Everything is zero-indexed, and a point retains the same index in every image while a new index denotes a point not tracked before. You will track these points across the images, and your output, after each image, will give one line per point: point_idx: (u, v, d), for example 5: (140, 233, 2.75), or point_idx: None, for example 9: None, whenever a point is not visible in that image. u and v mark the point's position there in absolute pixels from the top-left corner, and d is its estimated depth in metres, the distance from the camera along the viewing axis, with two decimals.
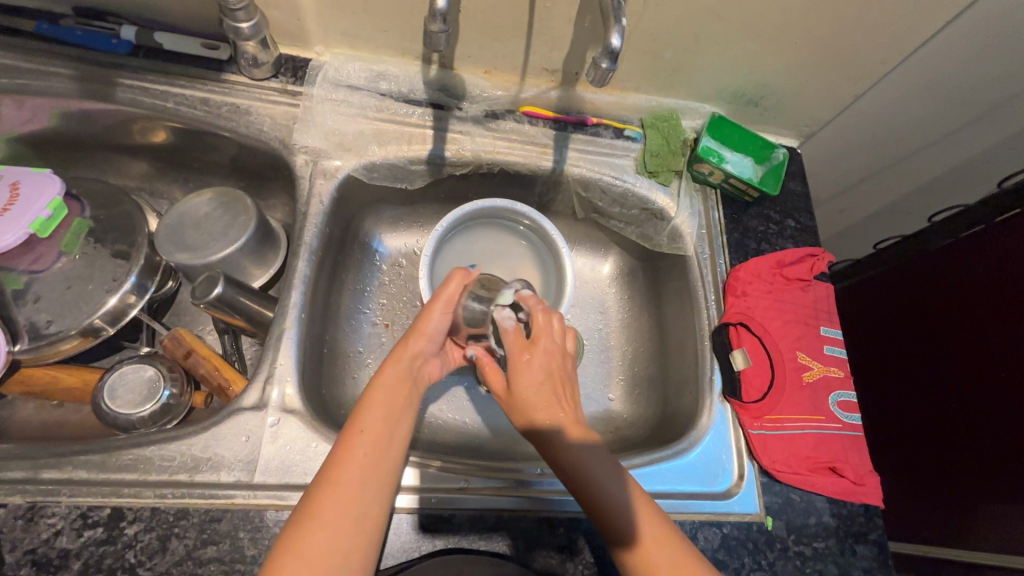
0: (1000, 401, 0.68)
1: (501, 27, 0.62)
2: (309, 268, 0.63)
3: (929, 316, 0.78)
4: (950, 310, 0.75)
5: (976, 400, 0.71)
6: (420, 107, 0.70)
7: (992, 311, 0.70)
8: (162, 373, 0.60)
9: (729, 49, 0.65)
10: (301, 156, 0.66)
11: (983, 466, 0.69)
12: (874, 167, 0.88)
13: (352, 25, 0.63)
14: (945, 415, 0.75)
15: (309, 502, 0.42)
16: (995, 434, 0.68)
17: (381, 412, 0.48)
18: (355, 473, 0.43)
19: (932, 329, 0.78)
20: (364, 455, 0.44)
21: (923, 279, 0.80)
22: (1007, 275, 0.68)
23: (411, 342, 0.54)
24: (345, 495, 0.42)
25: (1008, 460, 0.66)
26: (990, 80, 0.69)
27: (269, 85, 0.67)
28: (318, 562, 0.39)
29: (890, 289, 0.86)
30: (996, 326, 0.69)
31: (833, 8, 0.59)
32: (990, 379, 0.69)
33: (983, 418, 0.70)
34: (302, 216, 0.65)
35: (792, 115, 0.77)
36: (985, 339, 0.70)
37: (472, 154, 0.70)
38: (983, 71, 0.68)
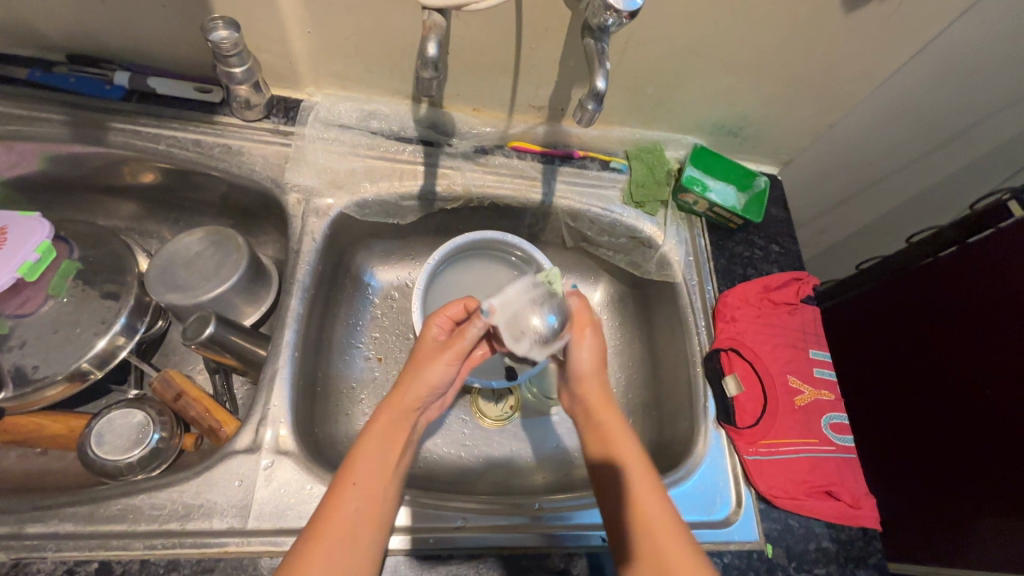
0: (998, 419, 0.68)
1: (490, 65, 0.64)
2: (303, 305, 0.62)
3: (915, 335, 0.80)
4: (937, 331, 0.77)
5: (969, 421, 0.72)
6: (411, 144, 0.71)
7: (979, 332, 0.71)
8: (151, 417, 0.59)
9: (709, 84, 0.67)
10: (292, 195, 0.66)
11: (981, 483, 0.70)
12: (853, 189, 0.91)
13: (343, 67, 0.64)
14: (940, 432, 0.75)
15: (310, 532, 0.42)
16: (991, 454, 0.69)
17: (376, 462, 0.47)
18: (344, 534, 0.43)
19: (918, 348, 0.80)
20: (356, 518, 0.44)
21: (907, 299, 0.82)
22: (989, 295, 0.70)
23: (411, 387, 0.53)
24: (338, 551, 0.42)
25: (1006, 478, 0.67)
26: (954, 105, 0.73)
27: (261, 126, 0.67)
28: None
29: (875, 307, 0.87)
30: (983, 345, 0.71)
31: (806, 45, 0.62)
32: (982, 400, 0.70)
33: (976, 438, 0.71)
34: (295, 253, 0.63)
35: (772, 145, 0.80)
36: (972, 360, 0.72)
37: (463, 189, 0.71)
38: (947, 98, 0.71)
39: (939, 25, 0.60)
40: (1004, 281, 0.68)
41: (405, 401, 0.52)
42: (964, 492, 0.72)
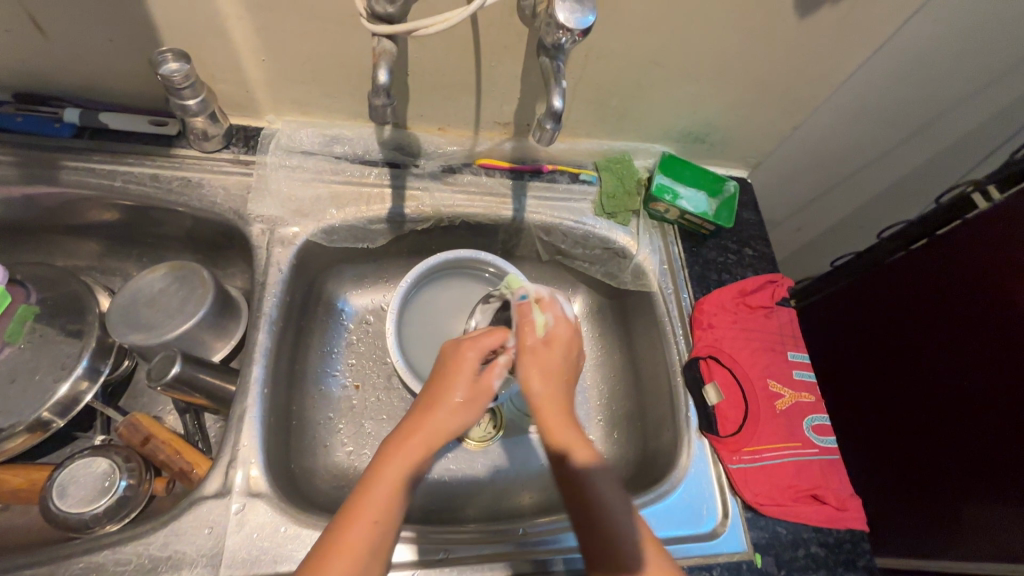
0: (986, 406, 0.68)
1: (451, 84, 0.63)
2: (271, 339, 0.60)
3: (892, 328, 0.81)
4: (912, 323, 0.78)
5: (947, 411, 0.72)
6: (376, 167, 0.69)
7: (952, 322, 0.72)
8: (117, 464, 0.57)
9: (672, 93, 0.68)
10: (256, 226, 0.64)
11: (963, 472, 0.70)
12: (823, 186, 0.92)
13: (302, 93, 0.63)
14: (928, 420, 0.75)
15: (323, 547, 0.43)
16: (970, 443, 0.69)
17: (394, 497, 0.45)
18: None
19: (895, 341, 0.80)
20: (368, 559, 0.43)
21: (882, 293, 0.83)
22: (959, 285, 0.71)
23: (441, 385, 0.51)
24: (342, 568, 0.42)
25: (987, 466, 0.67)
26: (913, 98, 0.74)
27: (221, 156, 0.65)
28: None
29: (856, 302, 0.87)
30: (957, 335, 0.71)
31: (765, 50, 0.62)
32: (958, 391, 0.71)
33: (955, 428, 0.71)
34: (260, 285, 0.61)
35: (740, 149, 0.80)
36: (947, 350, 0.72)
37: (433, 209, 0.70)
38: (906, 92, 0.72)
39: (891, 26, 0.61)
40: (974, 272, 0.69)
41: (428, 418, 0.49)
42: (953, 479, 0.71)
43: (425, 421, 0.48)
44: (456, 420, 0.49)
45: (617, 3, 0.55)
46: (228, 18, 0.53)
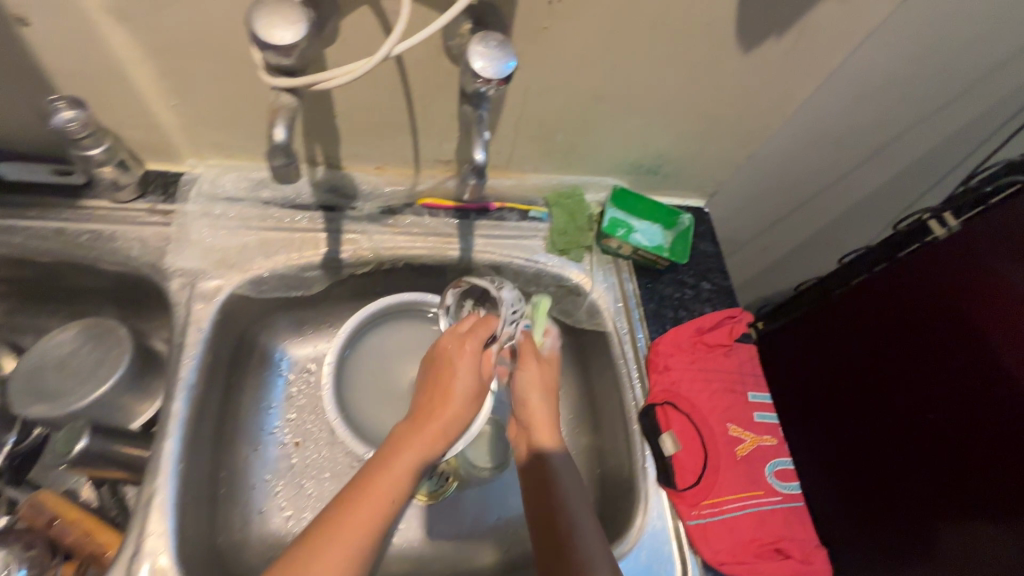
0: (945, 418, 0.64)
1: (383, 124, 0.59)
2: (188, 406, 0.55)
3: (849, 349, 0.78)
4: (868, 340, 0.75)
5: (907, 426, 0.68)
6: (309, 211, 0.65)
7: (907, 335, 0.69)
8: (14, 554, 0.52)
9: (618, 127, 0.65)
10: (175, 280, 0.59)
11: (929, 494, 0.64)
12: (781, 210, 0.90)
13: (222, 136, 0.59)
14: (901, 437, 0.68)
15: (314, 536, 0.44)
16: (931, 459, 0.64)
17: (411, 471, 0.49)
18: (351, 546, 0.44)
19: (852, 360, 0.78)
20: (372, 531, 0.45)
21: (839, 314, 0.81)
22: (910, 296, 0.69)
23: (450, 381, 0.52)
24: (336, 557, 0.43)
25: (952, 483, 0.62)
26: (865, 122, 0.72)
27: (136, 206, 0.60)
28: None
29: (826, 321, 0.83)
30: (912, 349, 0.69)
31: (709, 84, 0.60)
32: (916, 403, 0.67)
33: (917, 444, 0.66)
34: (176, 346, 0.57)
35: (696, 179, 0.77)
36: (902, 365, 0.70)
37: (372, 252, 0.66)
38: (857, 116, 0.71)
39: (836, 59, 0.59)
40: (924, 282, 0.68)
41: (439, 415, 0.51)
42: (918, 503, 0.65)
43: (439, 413, 0.51)
44: (465, 414, 0.52)
45: (549, 41, 0.52)
46: (125, 63, 0.49)
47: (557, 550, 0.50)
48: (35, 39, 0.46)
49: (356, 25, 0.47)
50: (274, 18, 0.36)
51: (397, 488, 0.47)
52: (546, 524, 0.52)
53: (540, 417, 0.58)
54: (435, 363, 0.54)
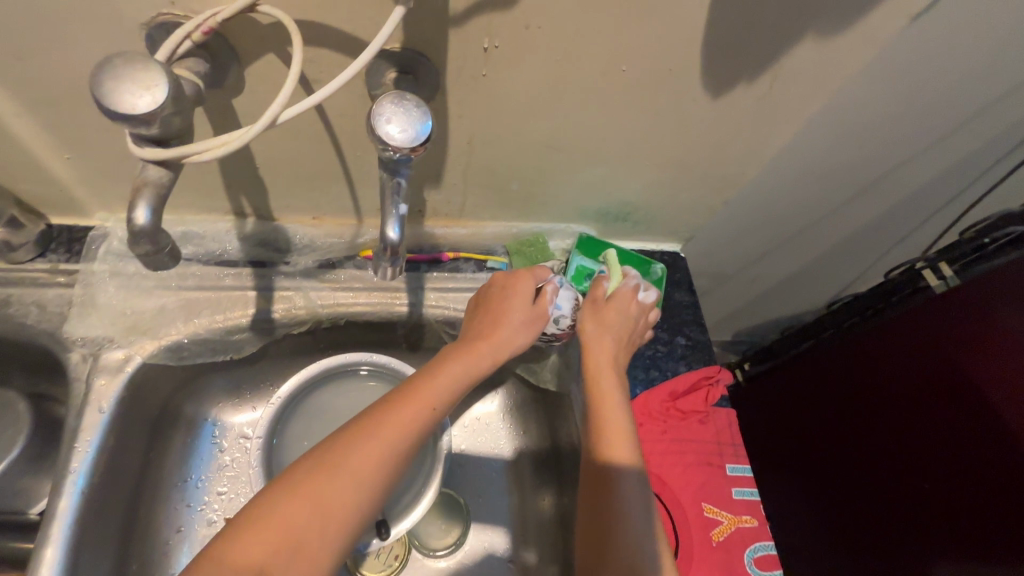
0: (931, 460, 0.64)
1: (313, 174, 0.53)
2: (80, 502, 0.48)
3: (839, 391, 0.78)
4: (858, 382, 0.75)
5: (896, 466, 0.69)
6: (237, 267, 0.59)
7: (895, 379, 0.70)
8: None
9: (579, 174, 0.59)
10: (77, 351, 0.53)
11: (919, 534, 0.66)
12: (763, 247, 0.85)
13: (131, 189, 0.52)
14: (891, 472, 0.69)
15: (324, 456, 0.39)
16: (920, 499, 0.66)
17: (446, 401, 0.45)
18: (374, 464, 0.40)
19: (842, 402, 0.78)
20: (393, 452, 0.41)
21: (829, 357, 0.81)
22: (899, 338, 0.70)
23: (500, 330, 0.52)
24: (345, 480, 0.38)
25: (938, 523, 0.63)
26: (851, 160, 0.66)
27: (35, 267, 0.54)
28: (286, 536, 0.36)
29: (813, 365, 0.84)
30: (901, 393, 0.69)
31: (677, 129, 0.54)
32: (902, 444, 0.68)
33: (906, 484, 0.67)
34: (71, 431, 0.50)
35: (670, 225, 0.71)
36: (889, 407, 0.70)
37: (307, 311, 0.59)
38: (842, 155, 0.65)
39: (816, 104, 0.54)
40: (913, 326, 0.68)
41: (485, 345, 0.50)
42: (912, 543, 0.67)
43: (485, 345, 0.50)
44: (518, 339, 0.52)
45: (490, 89, 0.46)
46: (0, 114, 0.43)
47: (597, 533, 0.46)
48: None
49: (262, 74, 0.41)
50: (121, 81, 0.30)
51: (431, 409, 0.44)
52: (595, 485, 0.48)
53: (598, 360, 0.55)
54: (488, 306, 0.54)
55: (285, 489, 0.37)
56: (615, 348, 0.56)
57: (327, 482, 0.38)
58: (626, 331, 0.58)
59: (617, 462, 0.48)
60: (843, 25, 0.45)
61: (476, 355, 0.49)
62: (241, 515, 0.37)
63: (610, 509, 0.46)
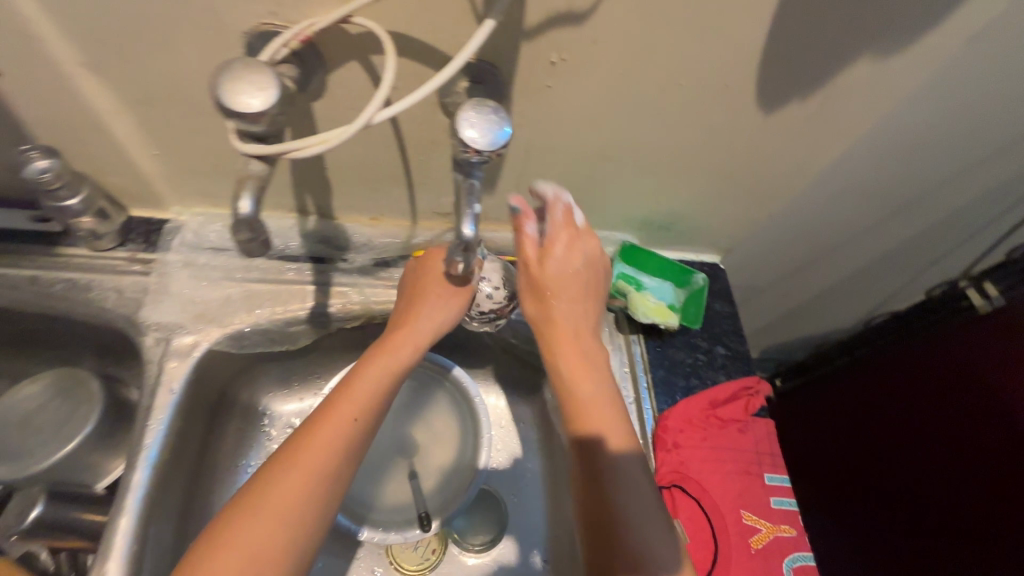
0: (965, 479, 0.64)
1: (377, 177, 0.56)
2: (151, 477, 0.51)
3: (872, 410, 0.79)
4: (892, 402, 0.76)
5: (927, 487, 0.69)
6: (298, 262, 0.62)
7: (928, 398, 0.70)
8: None
9: (628, 184, 0.61)
10: (150, 335, 0.56)
11: (950, 555, 0.65)
12: (801, 260, 0.85)
13: (208, 185, 0.56)
14: (921, 491, 0.69)
15: (260, 476, 0.43)
16: (952, 521, 0.65)
17: (375, 399, 0.48)
18: (310, 472, 0.43)
19: (875, 421, 0.78)
20: (334, 457, 0.45)
21: (864, 377, 0.81)
22: (935, 359, 0.70)
23: (421, 319, 0.53)
24: (292, 487, 0.42)
25: (971, 544, 0.63)
26: (896, 178, 0.67)
27: (115, 255, 0.58)
28: (251, 550, 0.39)
29: (845, 385, 0.85)
30: (935, 412, 0.69)
31: (728, 144, 0.55)
32: (935, 464, 0.68)
33: (937, 504, 0.67)
34: (144, 410, 0.53)
35: (711, 236, 0.72)
36: (921, 426, 0.71)
37: (362, 306, 0.62)
38: (886, 173, 0.66)
39: (867, 122, 0.55)
40: (951, 347, 0.69)
41: (410, 336, 0.52)
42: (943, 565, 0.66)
43: (404, 339, 0.52)
44: (436, 323, 0.53)
45: (553, 99, 0.48)
46: (103, 113, 0.46)
47: (603, 534, 0.45)
48: (7, 89, 0.43)
49: (344, 80, 0.44)
50: (240, 84, 0.33)
51: (360, 416, 0.47)
52: (589, 477, 0.47)
53: (565, 328, 0.51)
54: (410, 295, 0.55)
55: (245, 505, 0.41)
56: (575, 307, 0.51)
57: (274, 497, 0.41)
58: (591, 277, 0.52)
59: (623, 452, 0.47)
60: (900, 46, 0.46)
61: (394, 352, 0.51)
62: (205, 537, 0.40)
63: (606, 499, 0.46)
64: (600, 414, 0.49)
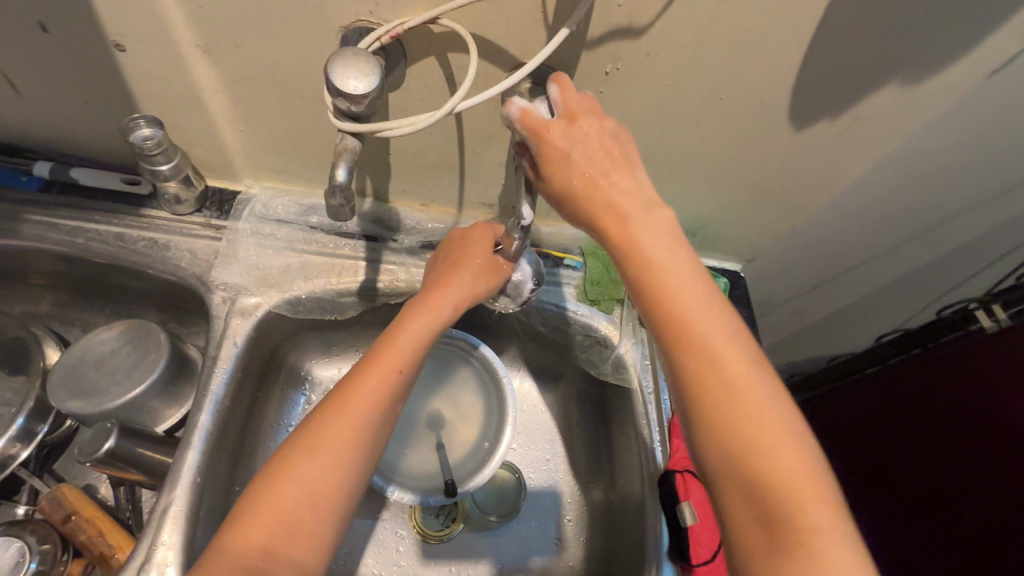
0: (988, 484, 0.66)
1: (434, 166, 0.62)
2: (213, 420, 0.56)
3: (890, 419, 0.82)
4: (907, 412, 0.78)
5: (952, 493, 0.71)
6: (352, 239, 0.67)
7: (942, 409, 0.73)
8: (31, 545, 0.54)
9: (662, 189, 0.66)
10: (218, 294, 0.62)
11: (979, 559, 0.66)
12: (819, 276, 0.89)
13: (282, 162, 0.62)
14: (950, 497, 0.71)
15: (312, 421, 0.46)
16: (980, 525, 0.67)
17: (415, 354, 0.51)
18: (359, 417, 0.46)
19: (895, 429, 0.81)
20: (381, 406, 0.47)
21: (880, 386, 0.84)
22: (948, 371, 0.73)
23: (457, 277, 0.55)
24: (345, 429, 0.45)
25: (996, 546, 0.64)
26: (912, 201, 0.72)
27: (192, 220, 0.64)
28: (309, 483, 0.43)
29: (860, 394, 0.88)
30: (951, 422, 0.71)
31: (758, 157, 0.60)
32: (955, 471, 0.70)
33: (965, 510, 0.69)
34: (210, 360, 0.58)
35: (734, 244, 0.76)
36: (939, 436, 0.73)
37: (407, 284, 0.67)
38: (904, 195, 0.71)
39: (889, 144, 0.59)
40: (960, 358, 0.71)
41: (443, 296, 0.54)
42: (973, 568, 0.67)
43: (439, 297, 0.54)
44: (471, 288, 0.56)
45: (603, 104, 0.53)
46: (205, 90, 0.52)
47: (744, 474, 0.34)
48: (129, 63, 0.49)
49: (421, 74, 0.49)
50: (348, 68, 0.38)
51: (403, 367, 0.50)
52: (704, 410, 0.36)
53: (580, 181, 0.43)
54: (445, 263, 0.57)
55: (301, 446, 0.44)
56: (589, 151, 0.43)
57: (332, 439, 0.45)
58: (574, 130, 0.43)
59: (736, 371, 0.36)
60: (923, 76, 0.51)
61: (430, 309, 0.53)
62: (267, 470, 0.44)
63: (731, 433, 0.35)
64: (733, 364, 0.37)
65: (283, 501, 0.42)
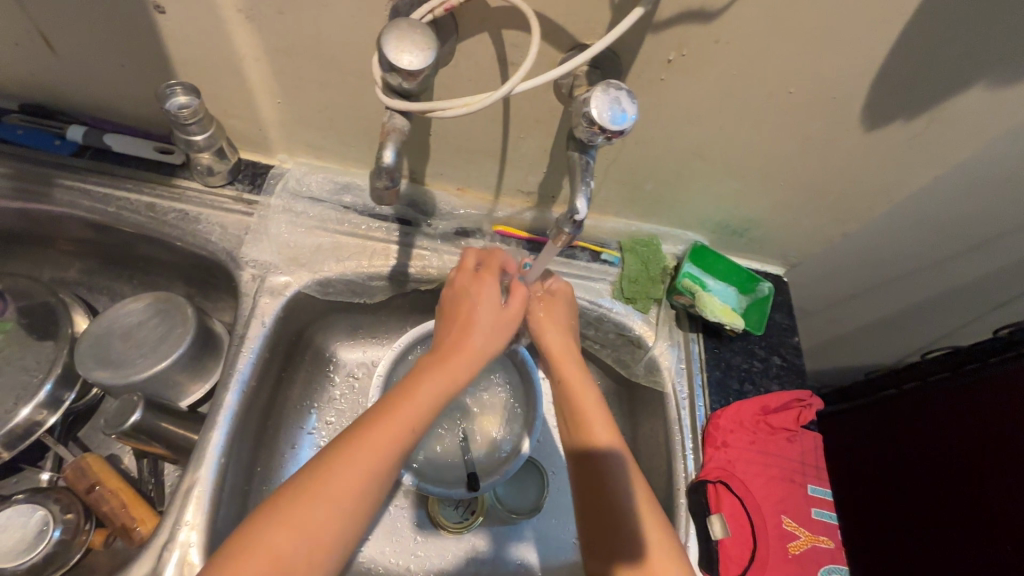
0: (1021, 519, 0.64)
1: (474, 151, 0.59)
2: (240, 400, 0.55)
3: (921, 440, 0.78)
4: (942, 436, 0.75)
5: (978, 523, 0.69)
6: (386, 221, 0.65)
7: (983, 437, 0.70)
8: (54, 514, 0.54)
9: (712, 187, 0.62)
10: (247, 271, 0.60)
11: None
12: (864, 285, 0.84)
13: (317, 137, 0.59)
14: (976, 528, 0.69)
15: (323, 461, 0.41)
16: (1005, 560, 0.65)
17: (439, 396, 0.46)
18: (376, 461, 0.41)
19: (925, 452, 0.78)
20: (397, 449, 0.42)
21: (916, 405, 0.81)
22: (995, 398, 0.69)
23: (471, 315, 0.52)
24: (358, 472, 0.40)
25: None
26: (978, 212, 0.67)
27: (224, 192, 0.62)
28: (311, 529, 0.38)
29: (892, 411, 0.85)
30: (990, 450, 0.69)
31: (820, 157, 0.56)
32: (986, 501, 0.68)
33: (991, 543, 0.67)
34: (239, 338, 0.57)
35: (781, 247, 0.72)
36: (975, 464, 0.70)
37: (438, 272, 0.65)
38: (971, 206, 0.66)
39: (966, 150, 0.55)
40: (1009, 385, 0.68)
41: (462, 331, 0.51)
42: None
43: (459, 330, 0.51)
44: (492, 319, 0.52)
45: (661, 92, 0.50)
46: (243, 58, 0.50)
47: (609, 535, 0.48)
48: (168, 26, 0.47)
49: (472, 51, 0.46)
50: (403, 42, 0.35)
51: (415, 406, 0.44)
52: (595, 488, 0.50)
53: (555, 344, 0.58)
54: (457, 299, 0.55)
55: (307, 490, 0.39)
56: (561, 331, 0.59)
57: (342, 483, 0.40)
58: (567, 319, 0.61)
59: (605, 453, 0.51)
60: (1018, 77, 0.47)
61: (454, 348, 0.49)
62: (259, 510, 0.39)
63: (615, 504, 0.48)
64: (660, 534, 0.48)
65: (278, 548, 0.37)
